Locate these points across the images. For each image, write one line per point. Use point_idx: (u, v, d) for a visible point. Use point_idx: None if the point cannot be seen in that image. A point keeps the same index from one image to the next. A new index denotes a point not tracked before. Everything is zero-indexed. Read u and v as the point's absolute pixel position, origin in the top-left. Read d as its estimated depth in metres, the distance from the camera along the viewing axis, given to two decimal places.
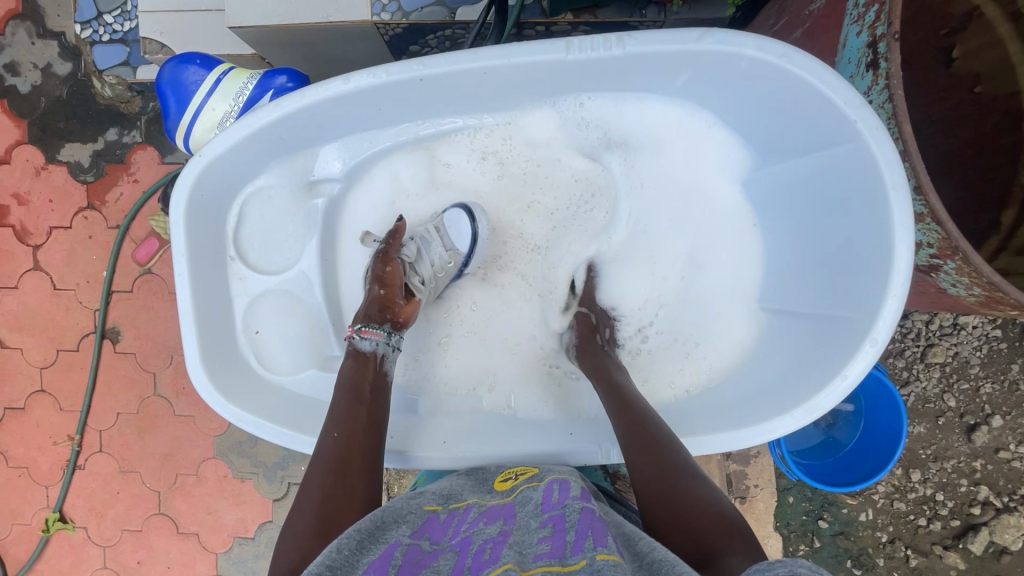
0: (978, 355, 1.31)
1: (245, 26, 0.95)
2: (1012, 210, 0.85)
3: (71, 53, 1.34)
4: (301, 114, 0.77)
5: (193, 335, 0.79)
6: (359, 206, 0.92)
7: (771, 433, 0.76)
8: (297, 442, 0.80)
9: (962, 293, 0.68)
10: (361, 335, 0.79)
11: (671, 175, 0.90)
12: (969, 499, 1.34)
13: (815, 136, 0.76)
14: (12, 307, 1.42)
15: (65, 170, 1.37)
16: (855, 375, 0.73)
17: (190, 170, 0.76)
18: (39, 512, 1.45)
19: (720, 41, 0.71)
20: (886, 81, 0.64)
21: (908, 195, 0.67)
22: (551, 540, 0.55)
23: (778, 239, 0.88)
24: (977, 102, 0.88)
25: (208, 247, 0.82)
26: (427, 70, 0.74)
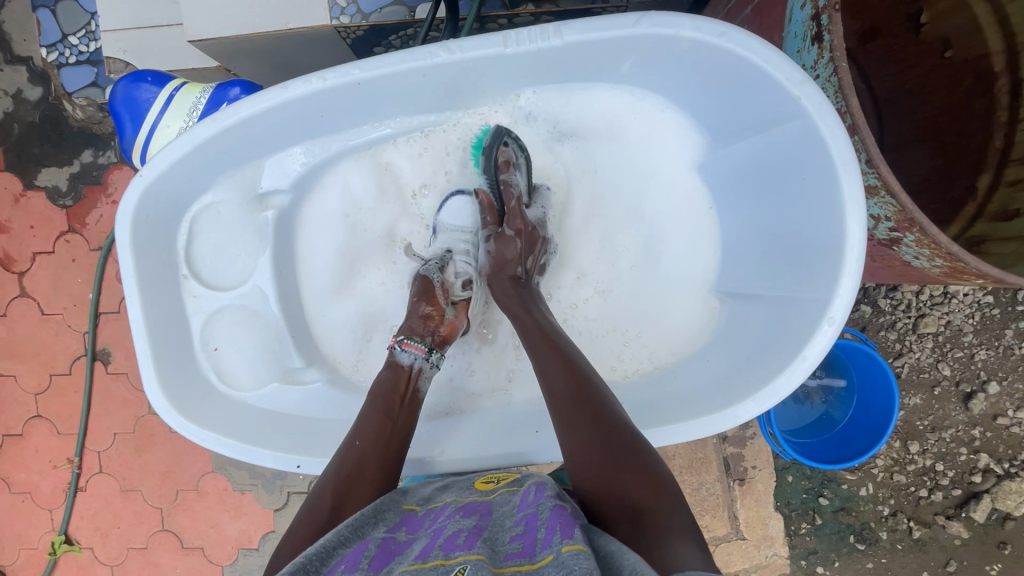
0: (971, 322, 1.30)
1: (205, 39, 0.94)
2: (989, 175, 0.84)
3: (40, 77, 1.33)
4: (242, 126, 0.76)
5: (148, 357, 0.78)
6: (313, 217, 0.92)
7: (732, 420, 0.75)
8: (259, 455, 0.81)
9: (926, 264, 0.66)
10: (403, 348, 0.81)
11: (625, 164, 0.90)
12: (969, 468, 1.33)
13: (762, 115, 0.75)
14: (3, 335, 1.42)
15: (43, 196, 1.37)
16: (815, 355, 0.72)
17: (132, 190, 0.75)
18: (45, 535, 1.47)
19: (657, 24, 0.69)
20: (830, 54, 0.62)
21: (856, 169, 0.66)
22: (522, 538, 0.53)
23: (739, 223, 0.86)
24: (948, 67, 0.86)
25: (158, 267, 0.81)
26: (365, 74, 0.73)
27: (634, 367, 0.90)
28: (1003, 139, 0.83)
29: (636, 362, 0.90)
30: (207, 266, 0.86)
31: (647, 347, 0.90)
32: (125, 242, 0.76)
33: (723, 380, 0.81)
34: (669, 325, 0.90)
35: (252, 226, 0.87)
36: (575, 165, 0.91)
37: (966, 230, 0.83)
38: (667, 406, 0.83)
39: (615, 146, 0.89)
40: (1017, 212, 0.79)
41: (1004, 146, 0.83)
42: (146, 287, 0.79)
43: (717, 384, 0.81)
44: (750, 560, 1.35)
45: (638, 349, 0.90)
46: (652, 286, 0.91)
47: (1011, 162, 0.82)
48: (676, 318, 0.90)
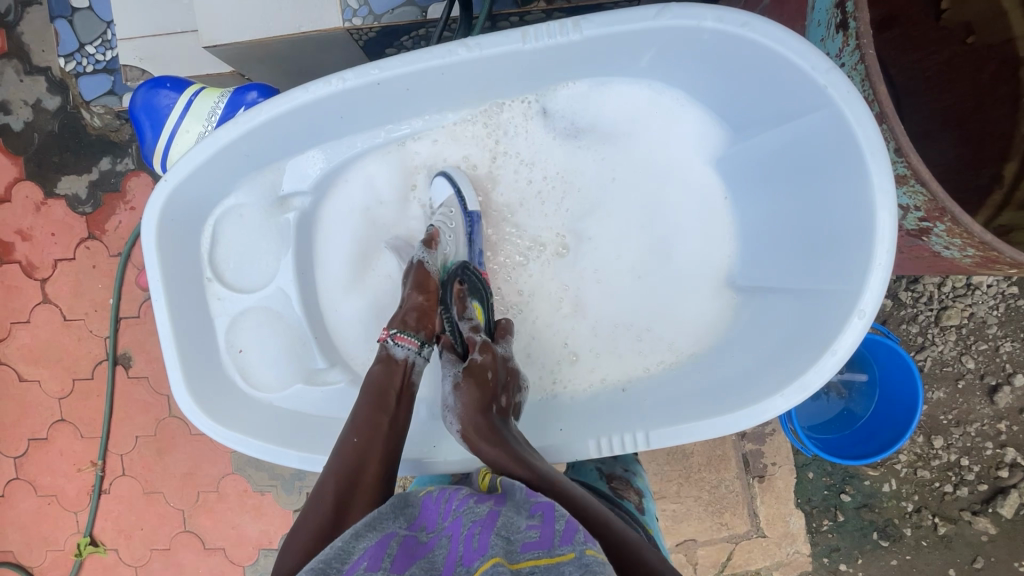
0: (995, 314, 1.27)
1: (220, 44, 0.95)
2: (1015, 162, 0.82)
3: (59, 87, 1.36)
4: (264, 128, 0.77)
5: (175, 360, 0.79)
6: (331, 217, 0.92)
7: (763, 413, 0.74)
8: (286, 457, 0.82)
9: (957, 255, 0.66)
10: (396, 341, 0.80)
11: (642, 158, 0.89)
12: (995, 462, 1.31)
13: (786, 105, 0.74)
14: (26, 340, 1.45)
15: (64, 204, 1.39)
16: (846, 347, 0.71)
17: (157, 196, 0.76)
18: (71, 537, 1.49)
19: (678, 16, 0.69)
20: (857, 41, 0.62)
21: (887, 157, 0.65)
22: (540, 526, 0.52)
23: (761, 215, 0.85)
24: (970, 54, 0.85)
25: (183, 271, 0.82)
26: (384, 74, 0.74)
27: (658, 361, 0.90)
28: None
29: (658, 351, 0.90)
30: (230, 269, 0.87)
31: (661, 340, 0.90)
32: (150, 247, 0.77)
33: (748, 376, 0.81)
34: (687, 318, 0.90)
35: (274, 228, 0.88)
36: (599, 161, 0.90)
37: (993, 219, 0.82)
38: (695, 400, 0.82)
39: (628, 143, 0.89)
40: None
41: None
42: (172, 291, 0.80)
43: (748, 377, 0.80)
44: (771, 558, 1.33)
45: (656, 341, 0.90)
46: (673, 283, 0.91)
47: None
48: (690, 311, 0.90)
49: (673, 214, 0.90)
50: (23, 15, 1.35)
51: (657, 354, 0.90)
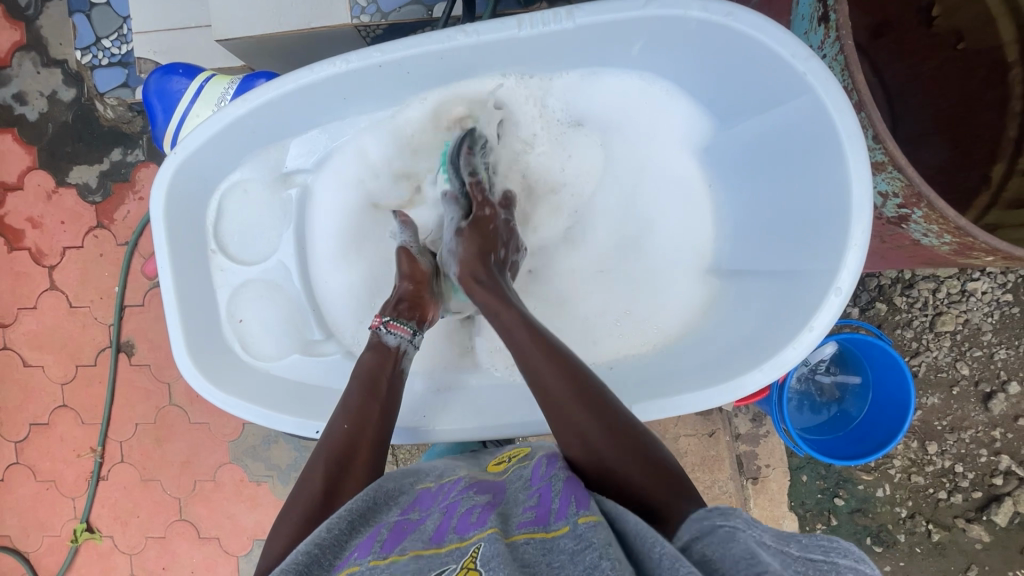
0: (990, 321, 1.29)
1: (231, 37, 0.98)
2: (1003, 164, 0.84)
3: (74, 79, 1.39)
4: (271, 106, 0.80)
5: (178, 323, 0.82)
6: (329, 195, 0.92)
7: (741, 389, 0.76)
8: (281, 421, 0.84)
9: (935, 242, 0.66)
10: (389, 328, 0.81)
11: (634, 145, 0.91)
12: (990, 470, 1.31)
13: (768, 93, 0.76)
14: (32, 326, 1.47)
15: (74, 193, 1.42)
16: (823, 325, 0.73)
17: (167, 166, 0.79)
18: (68, 523, 1.51)
19: (666, 6, 0.71)
20: (836, 33, 0.64)
21: (862, 142, 0.67)
22: (536, 508, 0.54)
23: (747, 201, 0.87)
24: (960, 60, 0.87)
25: (188, 240, 0.84)
26: (386, 56, 0.76)
27: (648, 343, 0.90)
28: (1016, 129, 0.83)
29: (649, 330, 0.91)
30: (234, 242, 0.89)
31: (652, 326, 0.91)
32: (159, 214, 0.81)
33: (731, 354, 0.82)
34: (678, 302, 0.90)
35: (279, 203, 0.91)
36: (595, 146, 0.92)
37: (980, 219, 0.83)
38: (676, 378, 0.84)
39: (622, 132, 0.91)
40: None
41: (1018, 135, 0.83)
42: (177, 259, 0.83)
43: (727, 357, 0.82)
44: None
45: (637, 324, 0.91)
46: (663, 268, 0.91)
47: None
48: (679, 296, 0.91)
49: (662, 201, 0.91)
50: (42, 9, 1.39)
51: (648, 333, 0.90)
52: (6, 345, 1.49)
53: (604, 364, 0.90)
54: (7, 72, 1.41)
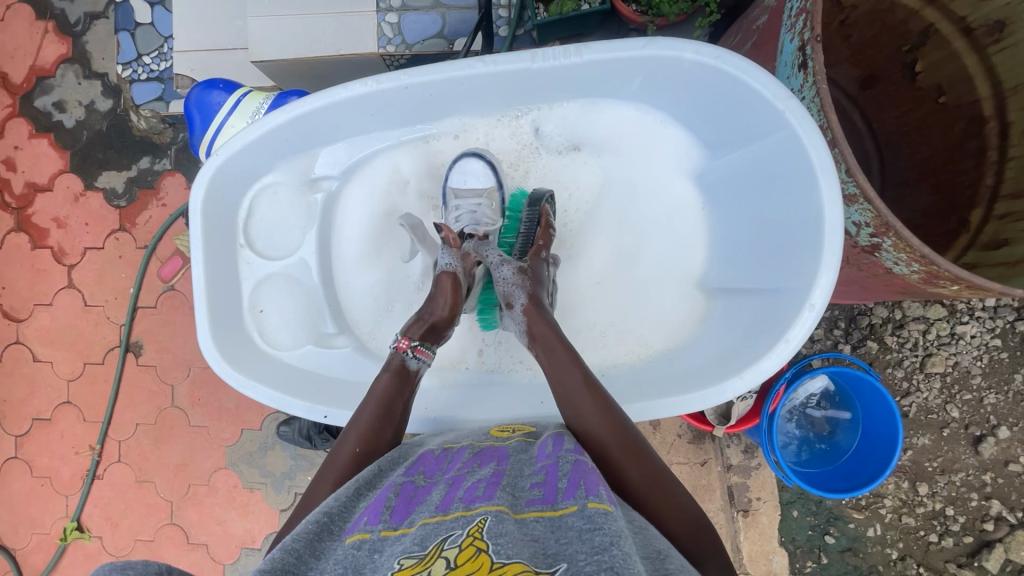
0: (979, 364, 1.31)
1: (266, 60, 1.06)
2: (981, 210, 0.89)
3: (113, 91, 1.48)
4: (301, 119, 0.86)
5: (204, 309, 0.86)
6: (354, 202, 0.99)
7: (718, 395, 0.81)
8: (291, 405, 0.88)
9: (906, 271, 0.66)
10: (415, 354, 0.78)
11: (629, 171, 0.96)
12: (980, 515, 1.32)
13: (751, 127, 0.82)
14: (46, 322, 1.52)
15: (101, 197, 1.49)
16: (798, 338, 0.77)
17: (211, 165, 0.85)
18: (58, 521, 1.51)
19: (662, 47, 0.78)
20: (813, 79, 0.68)
21: (834, 176, 0.71)
22: (543, 485, 0.56)
23: (731, 222, 0.92)
24: (942, 112, 0.94)
25: (220, 233, 0.90)
26: (413, 80, 0.83)
27: (633, 352, 0.95)
28: (992, 177, 0.88)
29: (638, 337, 0.96)
30: (261, 238, 0.95)
31: (643, 338, 0.96)
32: (196, 208, 0.86)
33: (715, 363, 0.87)
34: (670, 314, 0.96)
35: (305, 206, 0.96)
36: (594, 169, 0.97)
37: (959, 258, 0.88)
38: (658, 384, 0.89)
39: (616, 157, 0.96)
40: (1005, 241, 0.83)
41: (994, 183, 0.88)
42: (209, 250, 0.88)
43: (709, 366, 0.87)
44: None
45: (622, 335, 0.96)
46: (654, 281, 0.97)
47: (1001, 198, 0.87)
48: (666, 311, 0.96)
49: (658, 220, 0.96)
50: (89, 26, 1.48)
51: (636, 340, 0.96)
52: (18, 339, 1.53)
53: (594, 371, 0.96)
54: (50, 81, 1.50)
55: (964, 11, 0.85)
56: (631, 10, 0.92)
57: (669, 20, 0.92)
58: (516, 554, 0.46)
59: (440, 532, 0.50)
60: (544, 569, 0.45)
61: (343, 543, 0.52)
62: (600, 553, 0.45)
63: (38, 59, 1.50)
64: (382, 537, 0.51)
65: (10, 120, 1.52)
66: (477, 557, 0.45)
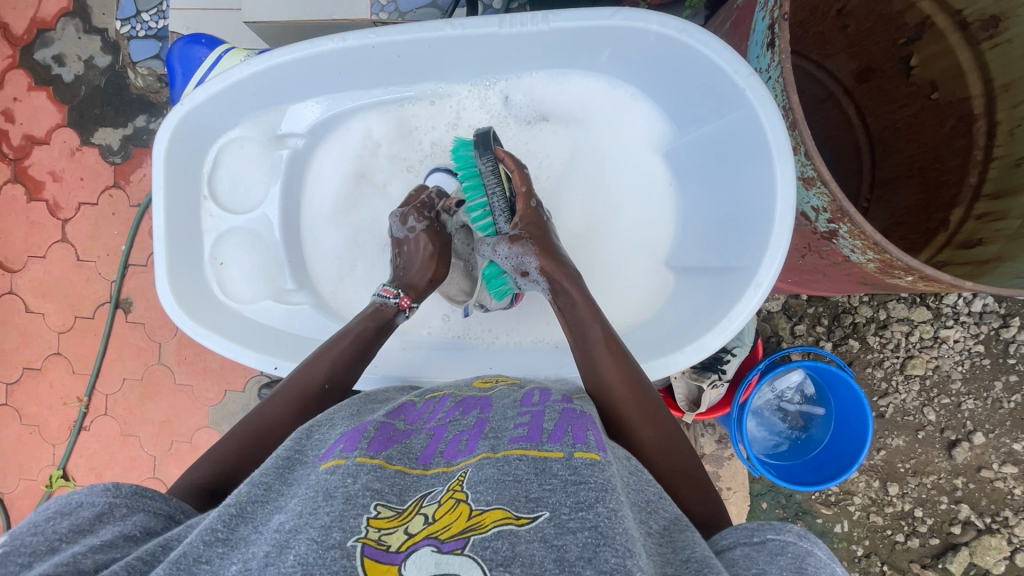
0: (960, 370, 1.31)
1: (258, 20, 1.05)
2: (963, 210, 0.88)
3: (112, 48, 1.48)
4: (271, 73, 0.86)
5: (163, 256, 0.88)
6: (324, 159, 0.99)
7: (661, 368, 0.83)
8: (243, 355, 0.90)
9: (862, 260, 0.65)
10: (379, 291, 0.86)
11: (599, 145, 0.96)
12: (949, 518, 1.33)
13: (715, 105, 0.82)
14: (38, 274, 1.54)
15: (96, 152, 1.50)
16: (743, 317, 0.78)
17: (174, 115, 0.86)
18: (45, 468, 1.55)
19: (629, 18, 0.78)
20: (778, 57, 0.66)
21: (790, 156, 0.72)
22: (529, 426, 0.54)
23: (700, 200, 0.92)
24: (933, 109, 0.92)
25: (184, 184, 0.91)
26: (380, 39, 0.82)
27: None
28: (975, 177, 0.88)
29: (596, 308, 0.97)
30: (225, 191, 0.96)
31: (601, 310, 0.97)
32: (160, 155, 0.87)
33: (666, 337, 0.88)
34: (632, 289, 0.96)
35: (269, 161, 0.97)
36: (565, 140, 0.96)
37: (934, 256, 0.87)
38: None
39: (584, 129, 0.96)
40: (980, 241, 0.83)
41: (977, 183, 0.87)
42: (172, 198, 0.89)
43: (668, 339, 0.88)
44: None
45: None
46: (620, 256, 0.96)
47: (983, 198, 0.86)
48: (626, 286, 0.96)
49: (625, 196, 0.96)
50: None
51: None
52: (11, 290, 1.55)
53: (550, 343, 1.00)
54: (51, 34, 1.50)
55: (960, 4, 0.83)
56: None
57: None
58: (497, 500, 0.44)
59: (419, 487, 0.49)
60: (526, 514, 0.42)
61: (316, 469, 0.51)
62: (584, 509, 0.42)
63: (39, 11, 1.50)
64: (358, 462, 0.50)
65: (9, 70, 1.52)
66: (455, 508, 0.44)
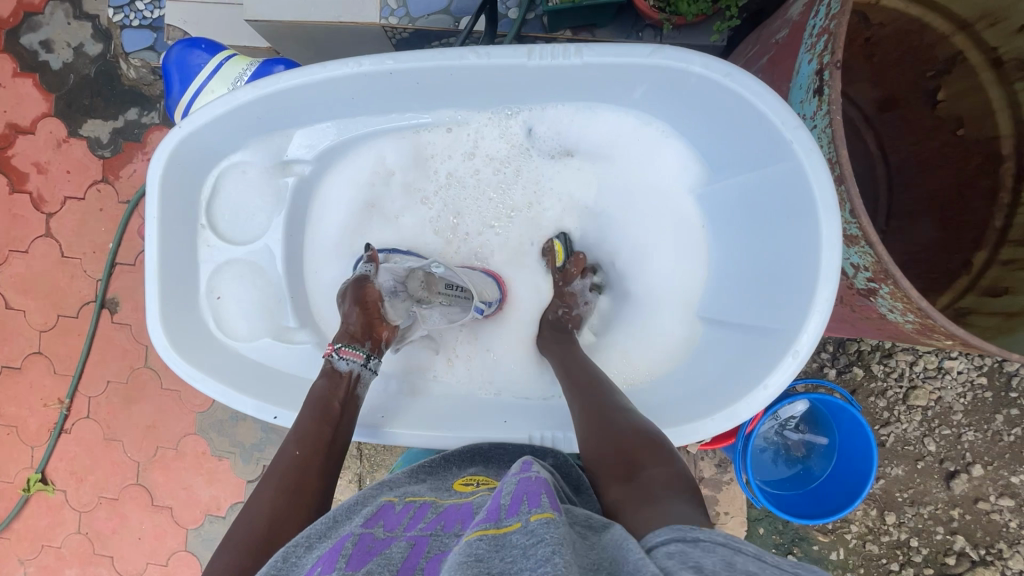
0: (962, 402, 1.30)
1: (260, 20, 1.00)
2: (984, 252, 0.86)
3: (102, 35, 1.41)
4: (280, 98, 0.82)
5: (156, 293, 0.84)
6: (332, 186, 0.97)
7: (692, 433, 0.78)
8: (239, 400, 0.86)
9: (900, 319, 0.67)
10: (340, 355, 0.82)
11: (624, 182, 0.95)
12: (944, 549, 1.32)
13: (753, 154, 0.80)
14: (20, 269, 1.47)
15: (84, 145, 1.43)
16: (778, 383, 0.75)
17: (169, 140, 0.81)
18: (22, 471, 1.49)
19: (669, 57, 0.74)
20: (828, 107, 0.65)
21: (837, 216, 0.68)
22: (489, 508, 0.51)
23: (727, 250, 0.90)
24: (958, 145, 0.90)
25: (182, 214, 0.87)
26: (398, 65, 0.78)
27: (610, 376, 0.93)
28: (1002, 219, 0.86)
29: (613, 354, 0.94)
30: (225, 220, 0.91)
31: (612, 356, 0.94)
32: (155, 184, 0.82)
33: (691, 396, 0.85)
34: (652, 339, 0.94)
35: (273, 188, 0.93)
36: (586, 176, 0.96)
37: (955, 301, 0.86)
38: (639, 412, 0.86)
39: (609, 165, 0.94)
40: (1006, 290, 0.81)
41: (1004, 226, 0.86)
42: (165, 230, 0.84)
43: (693, 397, 0.85)
44: None
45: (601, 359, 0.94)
46: (637, 300, 0.96)
47: (1009, 242, 0.85)
48: (645, 333, 0.94)
49: (642, 237, 0.95)
50: None
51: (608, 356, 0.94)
52: None
53: (565, 391, 0.94)
54: (38, 18, 1.43)
55: (996, 42, 0.82)
56: (648, 5, 0.87)
57: (686, 19, 0.87)
58: None
59: None
60: None
61: None
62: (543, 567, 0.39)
63: None
64: None
65: None
66: None
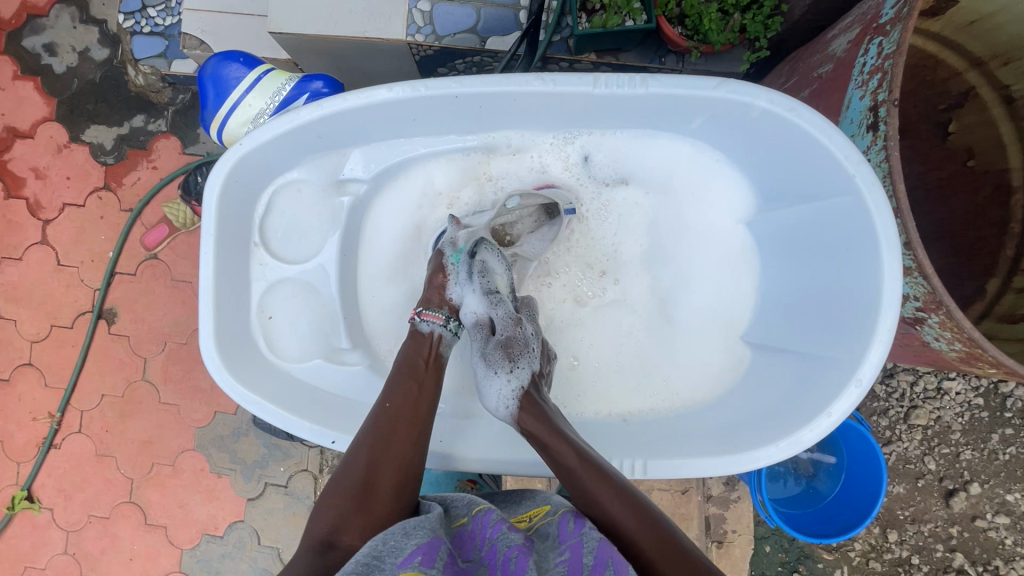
0: (960, 421, 1.34)
1: (286, 32, 0.99)
2: (996, 279, 0.90)
3: (111, 41, 1.39)
4: (343, 117, 0.83)
5: (211, 311, 0.82)
6: (384, 207, 0.96)
7: (753, 462, 0.80)
8: (296, 425, 0.84)
9: (943, 347, 0.72)
10: (423, 317, 0.87)
11: (677, 211, 0.95)
12: (944, 566, 1.35)
13: (809, 188, 0.83)
14: (13, 278, 1.42)
15: (86, 151, 1.40)
16: (840, 411, 0.77)
17: (229, 157, 0.81)
18: (6, 488, 1.42)
19: (735, 91, 0.78)
20: (885, 142, 0.70)
21: (898, 251, 0.72)
22: (570, 563, 0.55)
23: (778, 279, 0.91)
24: (968, 175, 0.94)
25: (235, 231, 0.86)
26: (463, 89, 0.80)
27: (663, 403, 0.94)
28: (1013, 248, 0.91)
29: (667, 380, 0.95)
30: (277, 238, 0.91)
31: (666, 384, 0.95)
32: (213, 201, 0.82)
33: (744, 423, 0.87)
34: (703, 365, 0.94)
35: (328, 207, 0.92)
36: (639, 203, 0.96)
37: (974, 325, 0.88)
38: (692, 439, 0.87)
39: (665, 194, 0.95)
40: (1022, 316, 0.85)
41: (1014, 255, 0.90)
42: (221, 248, 0.84)
43: (749, 426, 0.86)
44: None
45: (656, 388, 0.94)
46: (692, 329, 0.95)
47: (1020, 270, 0.89)
48: (697, 359, 0.95)
49: (696, 264, 0.95)
50: None
51: (663, 382, 0.95)
52: None
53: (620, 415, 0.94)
54: (42, 21, 1.40)
55: (1009, 80, 0.89)
56: (676, 32, 0.91)
57: (715, 48, 0.91)
58: None
59: None
60: None
61: None
62: None
63: None
64: None
65: None
66: None
